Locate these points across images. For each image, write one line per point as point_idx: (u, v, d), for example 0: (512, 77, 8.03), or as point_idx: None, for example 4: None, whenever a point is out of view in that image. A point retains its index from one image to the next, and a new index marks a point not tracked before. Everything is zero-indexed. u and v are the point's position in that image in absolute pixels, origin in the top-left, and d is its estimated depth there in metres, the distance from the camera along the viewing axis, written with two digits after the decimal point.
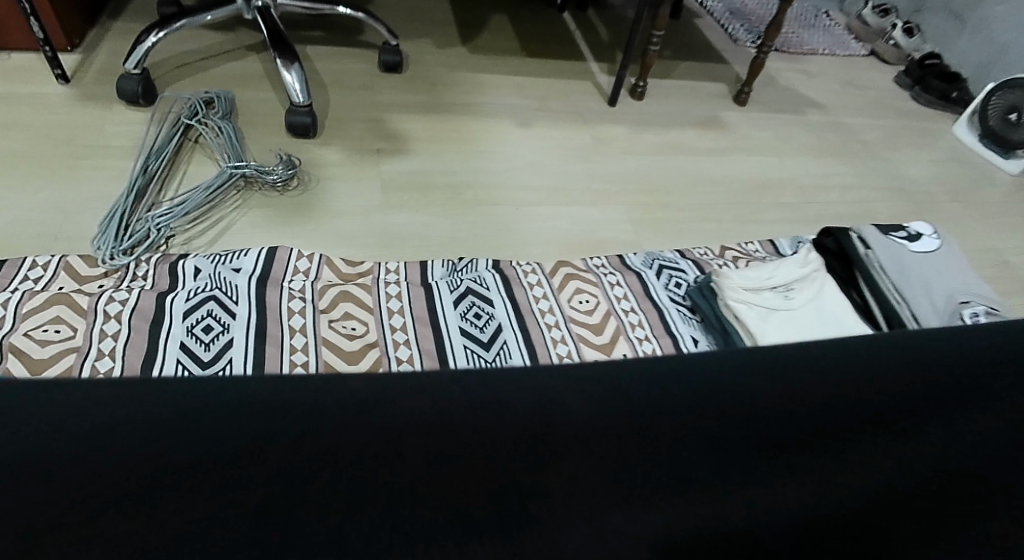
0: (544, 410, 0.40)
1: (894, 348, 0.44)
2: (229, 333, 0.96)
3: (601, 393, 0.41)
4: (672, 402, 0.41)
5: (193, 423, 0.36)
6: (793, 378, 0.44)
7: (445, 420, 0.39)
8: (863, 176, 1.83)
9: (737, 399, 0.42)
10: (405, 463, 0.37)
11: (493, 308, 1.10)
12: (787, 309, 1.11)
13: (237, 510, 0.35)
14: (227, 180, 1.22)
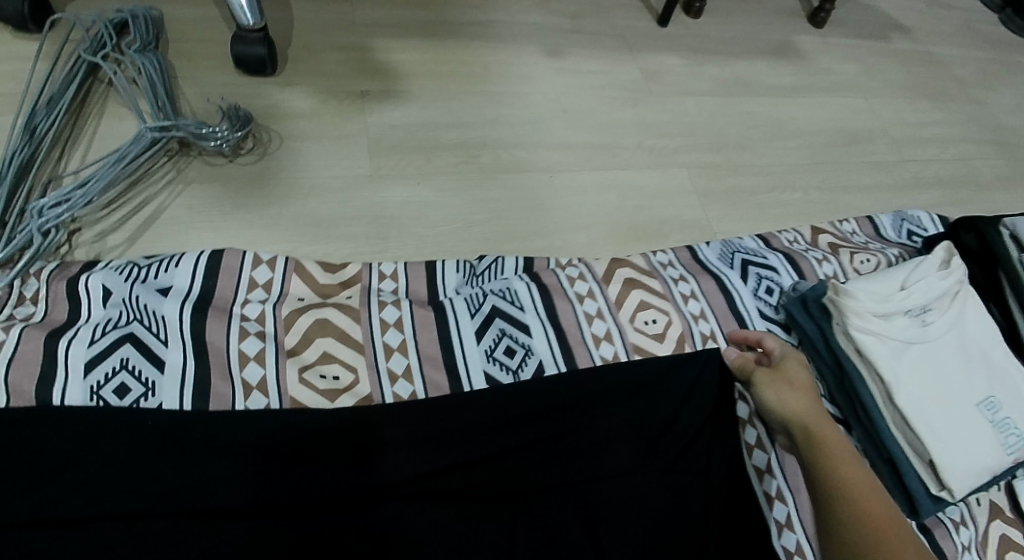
0: (478, 411, 0.67)
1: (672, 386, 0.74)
2: (157, 398, 0.66)
3: (502, 398, 0.69)
4: (550, 402, 0.69)
5: (251, 430, 0.60)
6: (625, 387, 0.73)
7: (407, 421, 0.65)
8: (962, 124, 1.49)
9: (590, 398, 0.71)
10: (392, 446, 0.63)
11: (530, 339, 0.79)
12: (924, 342, 0.82)
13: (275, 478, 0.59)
14: (150, 146, 0.86)
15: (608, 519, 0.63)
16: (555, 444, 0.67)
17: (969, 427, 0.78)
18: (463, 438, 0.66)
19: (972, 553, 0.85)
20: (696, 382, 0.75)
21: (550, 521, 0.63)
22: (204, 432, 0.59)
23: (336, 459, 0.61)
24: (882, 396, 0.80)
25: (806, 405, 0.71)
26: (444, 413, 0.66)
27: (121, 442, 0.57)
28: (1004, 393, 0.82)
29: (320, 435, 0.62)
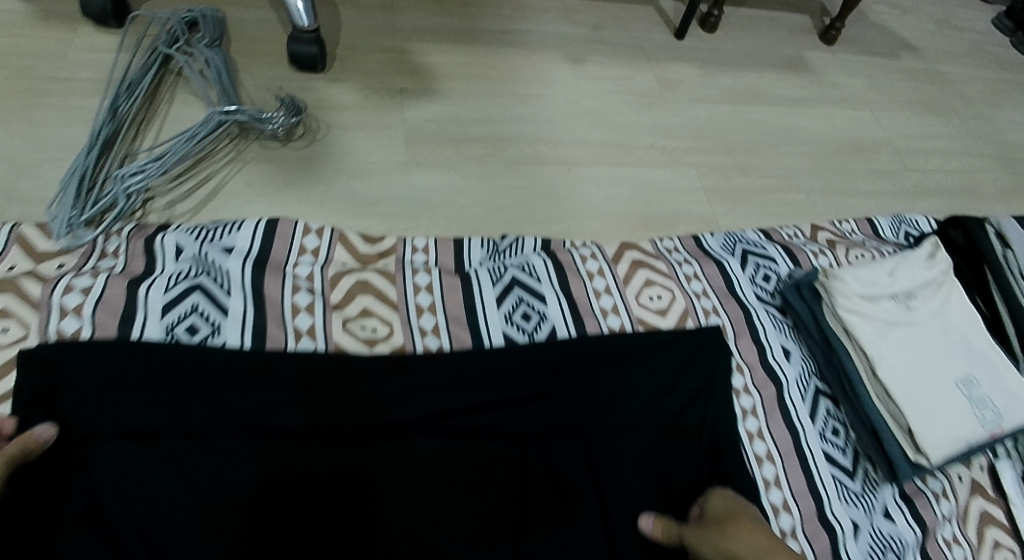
0: (487, 367, 0.77)
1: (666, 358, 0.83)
2: (221, 338, 0.76)
3: (511, 357, 0.78)
4: (552, 362, 0.79)
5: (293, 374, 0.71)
6: (622, 355, 0.82)
7: (426, 371, 0.75)
8: (966, 139, 1.56)
9: (589, 361, 0.80)
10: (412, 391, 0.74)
11: (545, 306, 0.88)
12: (907, 325, 0.89)
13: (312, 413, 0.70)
14: (216, 128, 0.98)
15: (598, 463, 0.74)
16: (558, 396, 0.78)
17: (947, 401, 0.84)
18: (473, 388, 0.76)
19: (951, 523, 0.90)
20: (689, 355, 0.84)
21: (549, 460, 0.74)
22: (265, 367, 0.71)
23: (365, 402, 0.72)
24: (866, 370, 0.87)
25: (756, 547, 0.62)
26: (459, 367, 0.76)
27: (196, 373, 0.69)
28: (984, 374, 0.88)
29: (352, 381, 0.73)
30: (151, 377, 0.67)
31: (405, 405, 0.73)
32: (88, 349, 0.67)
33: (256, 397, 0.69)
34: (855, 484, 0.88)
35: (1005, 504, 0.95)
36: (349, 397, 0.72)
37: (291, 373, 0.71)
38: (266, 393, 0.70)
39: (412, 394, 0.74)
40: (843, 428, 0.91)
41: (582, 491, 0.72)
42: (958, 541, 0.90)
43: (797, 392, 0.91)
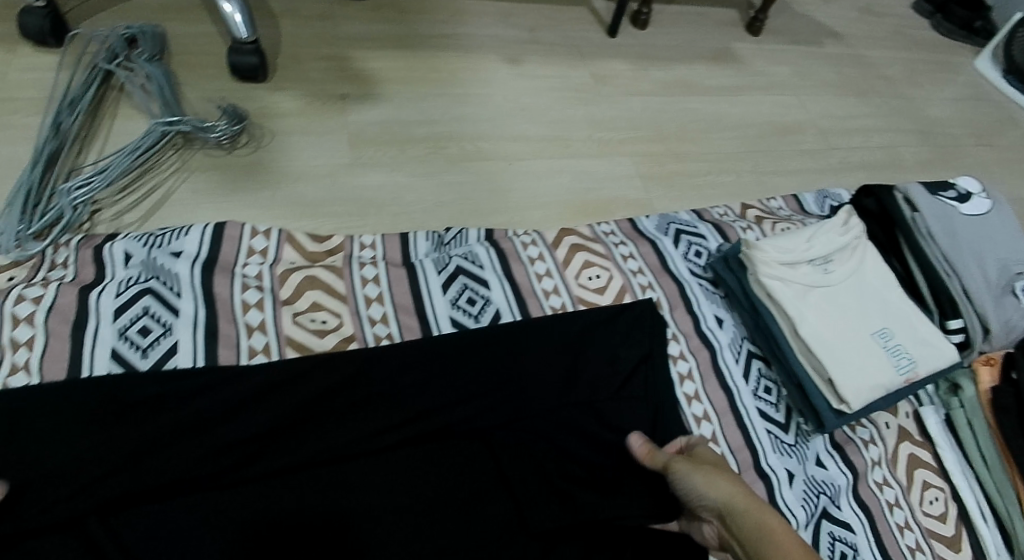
0: (419, 360, 0.75)
1: (597, 337, 0.84)
2: (174, 337, 0.79)
3: (440, 347, 0.77)
4: (485, 349, 0.78)
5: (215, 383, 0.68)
6: (555, 337, 0.82)
7: (357, 369, 0.72)
8: (887, 117, 1.66)
9: (523, 346, 0.79)
10: (343, 390, 0.71)
11: (489, 291, 0.93)
12: (825, 286, 0.96)
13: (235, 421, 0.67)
14: (160, 139, 1.00)
15: (564, 452, 0.74)
16: (511, 386, 0.76)
17: (865, 353, 0.91)
18: (407, 385, 0.73)
19: (881, 467, 0.97)
20: (622, 330, 0.85)
21: (517, 452, 0.72)
22: (200, 384, 0.68)
23: (295, 403, 0.69)
24: (790, 330, 0.94)
25: (732, 486, 0.65)
26: (391, 361, 0.74)
27: (125, 403, 0.65)
28: (899, 328, 0.95)
29: (277, 382, 0.69)
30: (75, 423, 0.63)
31: (353, 409, 0.71)
32: (0, 401, 0.62)
33: (196, 422, 0.66)
34: (788, 437, 0.95)
35: (932, 447, 1.02)
36: (293, 406, 0.69)
37: (227, 388, 0.68)
38: (206, 415, 0.66)
39: (360, 398, 0.71)
40: (775, 386, 0.99)
41: (547, 475, 0.71)
42: (889, 483, 0.96)
43: (729, 355, 0.99)
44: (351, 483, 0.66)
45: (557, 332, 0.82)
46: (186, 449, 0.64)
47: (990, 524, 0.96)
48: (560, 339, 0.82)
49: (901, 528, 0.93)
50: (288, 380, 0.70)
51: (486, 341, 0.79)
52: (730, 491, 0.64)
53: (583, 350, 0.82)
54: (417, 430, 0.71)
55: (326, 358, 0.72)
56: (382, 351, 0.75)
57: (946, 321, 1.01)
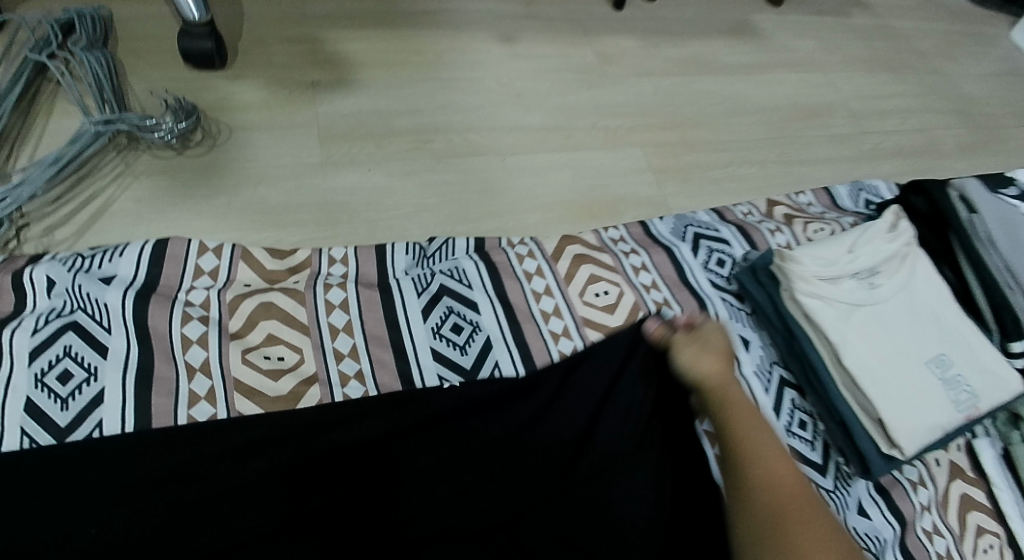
0: (400, 412, 0.63)
1: (612, 373, 0.70)
2: (99, 383, 0.66)
3: (425, 395, 0.64)
4: (478, 396, 0.66)
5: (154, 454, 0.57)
6: (558, 378, 0.69)
7: (326, 427, 0.61)
8: (924, 96, 1.50)
9: (520, 391, 0.67)
10: (307, 454, 0.59)
11: (478, 315, 0.80)
12: (873, 304, 0.82)
13: (174, 497, 0.54)
14: (96, 140, 0.87)
15: (587, 517, 0.59)
16: (513, 439, 0.64)
17: (918, 386, 0.78)
18: (383, 440, 0.61)
19: (931, 513, 0.85)
20: (645, 361, 0.71)
21: (527, 530, 0.58)
22: (143, 460, 0.56)
23: (247, 474, 0.57)
24: (831, 358, 0.80)
25: (716, 369, 0.67)
26: (363, 416, 0.62)
27: (46, 484, 0.53)
28: (957, 353, 0.82)
29: (229, 448, 0.58)
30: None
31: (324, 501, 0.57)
32: None
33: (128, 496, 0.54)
34: (826, 481, 0.82)
35: (986, 485, 0.90)
36: (252, 494, 0.56)
37: (176, 460, 0.57)
38: (146, 496, 0.54)
39: (336, 470, 0.59)
40: (810, 419, 0.85)
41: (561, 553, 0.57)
42: (939, 532, 0.84)
43: (758, 384, 0.85)
44: None
45: (561, 374, 0.70)
46: (117, 532, 0.52)
47: None
48: (565, 381, 0.69)
49: None
50: (242, 447, 0.58)
51: (481, 387, 0.66)
52: (712, 374, 0.67)
53: (593, 392, 0.69)
54: (401, 502, 0.58)
55: (288, 417, 0.61)
56: (356, 404, 0.64)
57: (1008, 344, 0.87)
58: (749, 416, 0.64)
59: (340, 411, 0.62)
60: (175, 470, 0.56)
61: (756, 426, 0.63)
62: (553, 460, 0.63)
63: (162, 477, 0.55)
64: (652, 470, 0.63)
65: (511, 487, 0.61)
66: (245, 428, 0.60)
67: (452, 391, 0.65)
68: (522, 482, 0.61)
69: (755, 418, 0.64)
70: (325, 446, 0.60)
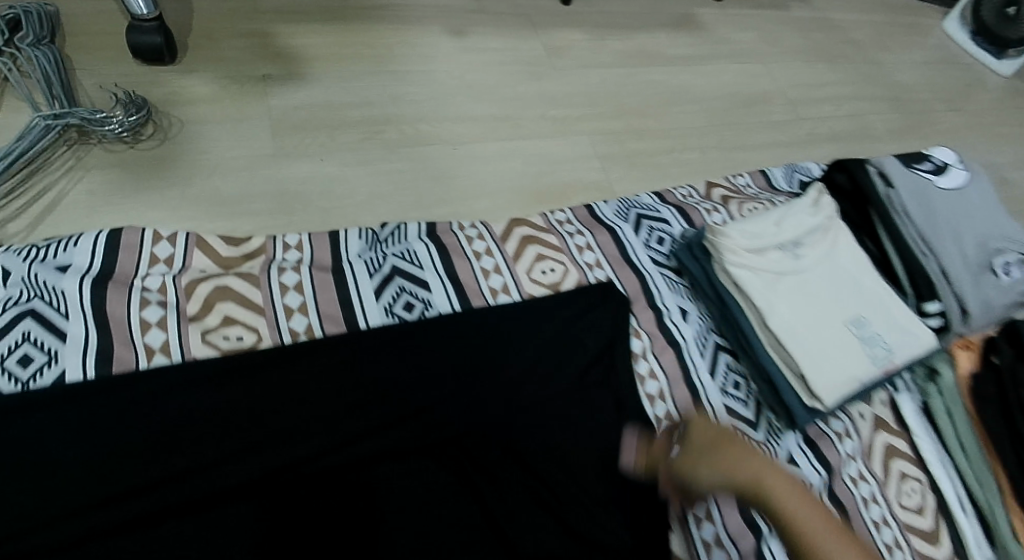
0: (367, 343, 0.77)
1: (540, 310, 0.86)
2: (60, 366, 0.69)
3: (389, 331, 0.79)
4: (431, 330, 0.80)
5: (162, 378, 0.69)
6: (496, 314, 0.84)
7: (305, 353, 0.75)
8: (858, 84, 1.57)
9: (466, 324, 0.82)
10: (291, 375, 0.73)
11: (430, 294, 0.84)
12: (796, 273, 0.90)
13: (187, 410, 0.68)
14: (45, 135, 0.88)
15: (517, 421, 0.77)
16: (462, 364, 0.79)
17: (837, 344, 0.86)
18: (354, 365, 0.76)
19: (856, 461, 0.93)
20: (568, 302, 0.88)
21: (469, 428, 0.75)
22: (155, 384, 0.69)
23: (244, 391, 0.71)
24: (758, 321, 0.88)
25: (754, 468, 0.63)
26: (336, 346, 0.76)
27: (76, 409, 0.66)
28: (875, 313, 0.90)
29: (227, 370, 0.72)
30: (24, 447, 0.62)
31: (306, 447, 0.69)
32: None
33: (150, 410, 0.67)
34: (758, 435, 0.90)
35: (908, 436, 0.98)
36: (250, 405, 0.70)
37: (184, 382, 0.70)
38: (164, 408, 0.68)
39: (317, 387, 0.74)
40: (744, 380, 0.93)
41: (496, 448, 0.75)
42: (864, 477, 0.93)
43: (695, 350, 0.92)
44: (333, 471, 0.69)
45: (500, 310, 0.85)
46: (145, 436, 0.66)
47: (970, 515, 0.92)
48: (503, 315, 0.84)
49: (877, 525, 0.90)
50: (237, 369, 0.72)
51: (434, 324, 0.81)
52: (753, 475, 0.63)
53: (527, 325, 0.84)
54: (369, 411, 0.73)
55: (273, 348, 0.75)
56: (328, 337, 0.77)
57: (923, 305, 0.96)
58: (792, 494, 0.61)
59: (316, 343, 0.76)
60: (183, 390, 0.69)
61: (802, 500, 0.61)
62: (492, 378, 0.79)
63: (174, 396, 0.69)
64: (567, 388, 0.81)
65: (460, 432, 0.75)
66: (241, 357, 0.73)
67: (410, 326, 0.80)
68: (467, 396, 0.77)
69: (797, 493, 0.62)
70: (305, 369, 0.74)
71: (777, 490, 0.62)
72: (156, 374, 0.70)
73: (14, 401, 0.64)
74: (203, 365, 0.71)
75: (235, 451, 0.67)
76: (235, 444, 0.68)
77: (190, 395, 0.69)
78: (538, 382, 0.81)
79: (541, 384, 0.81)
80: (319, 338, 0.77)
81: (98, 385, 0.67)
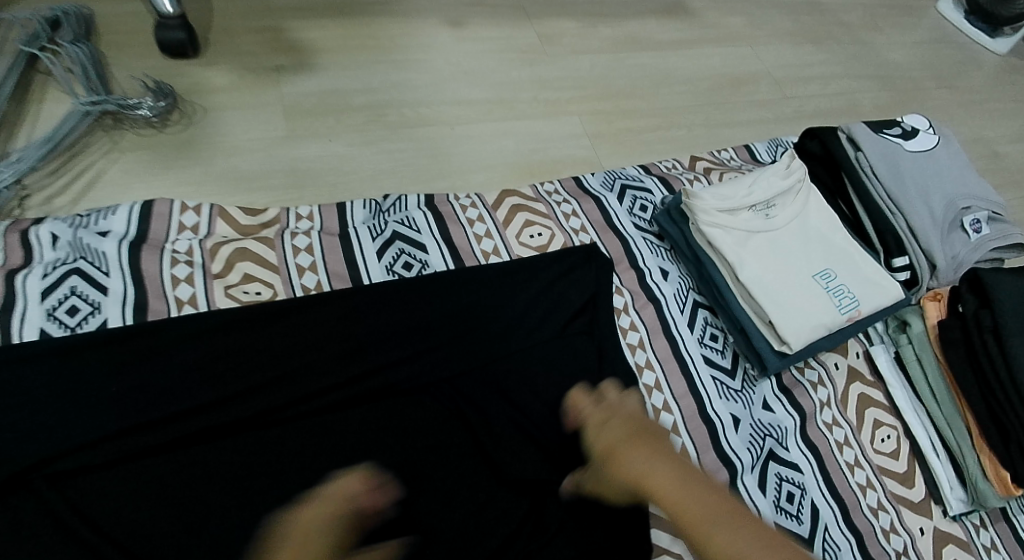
0: (369, 296, 0.86)
1: (527, 268, 0.94)
2: (102, 315, 0.79)
3: (389, 287, 0.88)
4: (427, 286, 0.89)
5: (190, 325, 0.79)
6: (487, 272, 0.92)
7: (314, 305, 0.84)
8: (847, 64, 1.62)
9: (459, 280, 0.90)
10: (303, 324, 0.83)
11: (426, 255, 0.93)
12: (766, 231, 0.97)
13: (212, 352, 0.78)
14: (84, 121, 0.99)
15: (506, 367, 0.86)
16: (455, 316, 0.88)
17: (805, 294, 0.92)
18: (358, 315, 0.85)
19: (831, 408, 0.98)
20: (554, 261, 0.95)
21: (461, 373, 0.85)
22: (183, 329, 0.78)
23: (262, 337, 0.81)
24: (730, 276, 0.95)
25: (635, 471, 0.65)
26: (342, 299, 0.85)
27: (116, 349, 0.75)
28: (843, 267, 0.96)
29: (246, 319, 0.81)
30: (74, 380, 0.73)
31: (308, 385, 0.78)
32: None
33: (180, 353, 0.77)
34: (735, 382, 0.96)
35: (884, 386, 1.02)
36: (267, 350, 0.80)
37: (208, 328, 0.79)
38: (192, 350, 0.78)
39: (325, 334, 0.82)
40: (722, 333, 1.00)
41: (485, 389, 0.84)
42: (838, 423, 0.97)
43: (675, 306, 1.00)
44: (339, 407, 0.79)
45: (490, 268, 0.93)
46: (177, 374, 0.76)
47: (942, 459, 0.95)
48: (493, 273, 0.92)
49: (851, 467, 0.94)
50: (255, 318, 0.81)
51: (430, 280, 0.89)
52: (636, 479, 0.64)
53: (515, 281, 0.92)
54: (371, 356, 0.83)
55: (287, 300, 0.84)
56: (334, 292, 0.86)
57: (891, 260, 1.01)
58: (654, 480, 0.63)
59: (324, 296, 0.85)
60: (208, 335, 0.79)
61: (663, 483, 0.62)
62: (482, 328, 0.88)
63: (200, 340, 0.78)
64: (552, 338, 0.90)
65: (448, 375, 0.84)
66: (257, 309, 0.82)
67: (408, 282, 0.89)
68: (460, 345, 0.86)
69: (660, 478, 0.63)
70: (315, 318, 0.83)
71: (659, 491, 0.62)
72: (185, 321, 0.79)
73: (64, 342, 0.74)
74: (225, 314, 0.81)
75: (254, 389, 0.77)
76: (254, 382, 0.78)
77: (206, 341, 0.79)
78: (525, 332, 0.89)
79: (528, 334, 0.89)
80: (327, 292, 0.86)
81: (136, 330, 0.77)
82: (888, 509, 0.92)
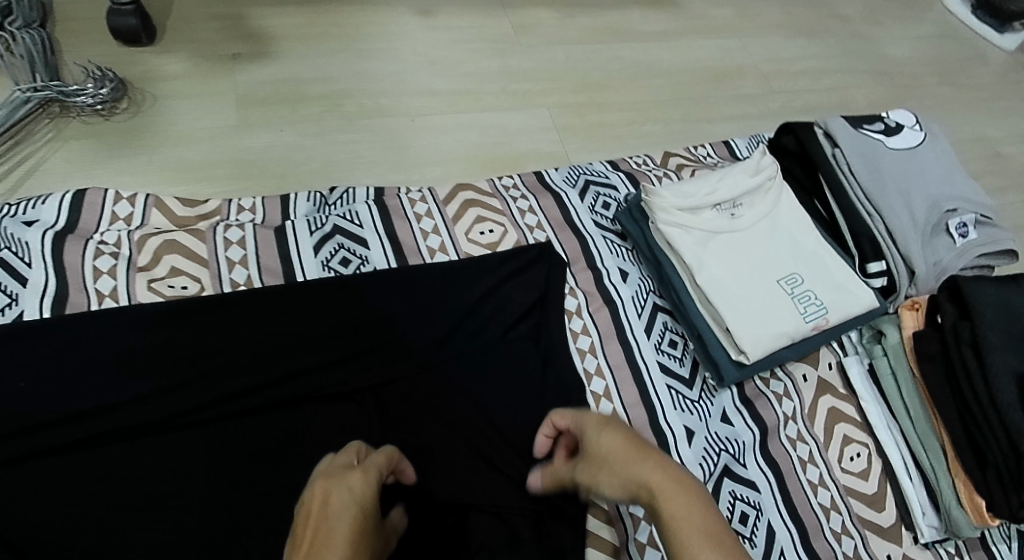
0: (298, 292, 0.82)
1: (473, 266, 0.90)
2: (18, 307, 0.76)
3: (323, 286, 0.83)
4: (365, 284, 0.85)
5: (110, 321, 0.76)
6: (430, 270, 0.88)
7: (241, 301, 0.80)
8: (842, 58, 1.55)
9: (399, 279, 0.86)
10: (227, 321, 0.79)
11: (367, 251, 0.89)
12: (730, 232, 0.91)
13: (128, 349, 0.75)
14: (25, 107, 0.96)
15: (442, 372, 0.82)
16: (391, 317, 0.83)
17: (769, 301, 0.87)
18: (285, 314, 0.81)
19: (796, 422, 0.93)
20: (501, 258, 0.91)
21: (395, 379, 0.80)
22: (102, 324, 0.75)
23: (182, 335, 0.77)
24: (690, 279, 0.90)
25: (648, 473, 0.55)
26: (269, 295, 0.81)
27: (28, 345, 0.73)
28: (811, 272, 0.90)
29: (167, 314, 0.78)
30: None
31: (228, 386, 0.74)
32: None
33: (95, 349, 0.74)
34: (692, 393, 0.91)
35: (855, 400, 0.95)
36: (185, 348, 0.76)
37: (125, 323, 0.76)
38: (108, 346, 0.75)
39: (248, 333, 0.79)
40: (682, 339, 0.94)
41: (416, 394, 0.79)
42: (803, 439, 0.92)
43: (632, 310, 0.95)
44: (265, 414, 0.75)
45: (434, 267, 0.89)
46: (91, 371, 0.73)
47: (915, 480, 0.88)
48: (436, 270, 0.88)
49: (814, 486, 0.89)
50: (176, 314, 0.78)
51: (366, 278, 0.85)
52: (647, 482, 0.55)
53: (459, 281, 0.88)
54: (295, 355, 0.78)
55: (212, 297, 0.80)
56: (262, 288, 0.82)
57: (866, 266, 0.95)
58: (674, 499, 0.52)
59: (252, 294, 0.81)
60: (127, 332, 0.76)
61: (683, 504, 0.52)
62: (418, 331, 0.83)
63: (119, 337, 0.75)
64: (494, 341, 0.85)
65: (377, 378, 0.79)
66: (182, 304, 0.79)
67: (342, 280, 0.85)
68: (393, 347, 0.82)
69: (682, 499, 0.52)
70: (241, 316, 0.80)
71: (667, 497, 0.53)
72: (105, 317, 0.76)
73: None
74: (145, 310, 0.77)
75: (167, 389, 0.73)
76: (168, 382, 0.74)
77: (127, 335, 0.75)
78: (465, 337, 0.85)
79: (467, 338, 0.85)
80: (255, 290, 0.82)
81: (53, 324, 0.74)
82: (852, 534, 0.86)
